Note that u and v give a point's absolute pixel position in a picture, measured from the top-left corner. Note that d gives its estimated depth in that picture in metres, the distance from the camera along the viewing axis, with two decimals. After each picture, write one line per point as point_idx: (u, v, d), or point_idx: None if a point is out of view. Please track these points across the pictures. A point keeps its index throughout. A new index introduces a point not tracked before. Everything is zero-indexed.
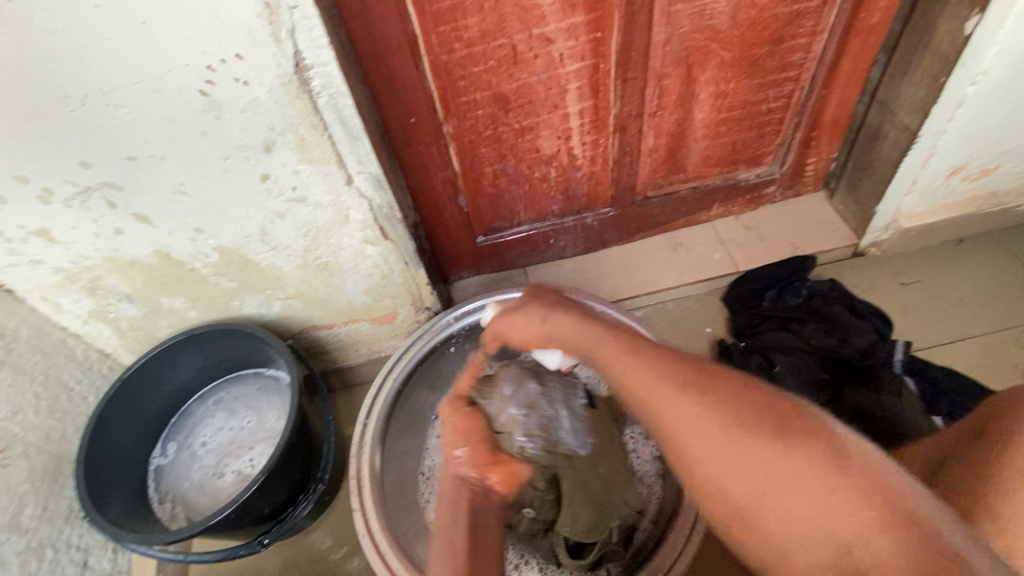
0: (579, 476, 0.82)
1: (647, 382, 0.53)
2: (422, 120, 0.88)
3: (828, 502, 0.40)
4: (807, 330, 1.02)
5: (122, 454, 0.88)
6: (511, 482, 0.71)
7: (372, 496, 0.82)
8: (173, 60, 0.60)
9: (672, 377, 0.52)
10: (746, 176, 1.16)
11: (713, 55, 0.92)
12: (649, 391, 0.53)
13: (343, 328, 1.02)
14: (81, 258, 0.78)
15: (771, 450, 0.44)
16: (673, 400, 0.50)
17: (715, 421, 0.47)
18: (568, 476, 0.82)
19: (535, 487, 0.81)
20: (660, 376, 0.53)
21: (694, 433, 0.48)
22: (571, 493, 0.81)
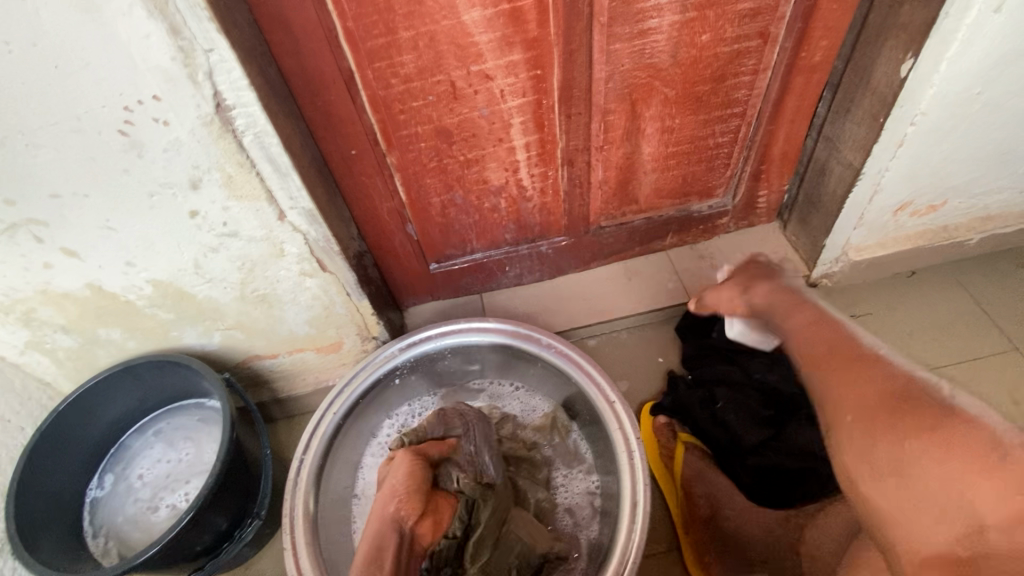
0: (494, 512, 0.85)
1: (819, 361, 0.62)
2: (363, 152, 0.88)
3: (969, 484, 0.48)
4: (750, 364, 1.02)
5: (54, 489, 0.87)
6: (437, 531, 0.80)
7: (304, 537, 0.81)
8: (90, 102, 0.60)
9: (840, 355, 0.61)
10: (699, 208, 1.17)
11: (657, 92, 0.92)
12: (819, 373, 0.61)
13: (288, 357, 1.01)
14: (11, 292, 0.77)
15: (917, 432, 0.52)
16: (838, 381, 0.59)
17: (868, 399, 0.56)
18: (487, 510, 0.85)
19: (450, 535, 0.82)
20: (827, 357, 0.61)
21: (853, 410, 0.57)
22: (488, 528, 0.83)
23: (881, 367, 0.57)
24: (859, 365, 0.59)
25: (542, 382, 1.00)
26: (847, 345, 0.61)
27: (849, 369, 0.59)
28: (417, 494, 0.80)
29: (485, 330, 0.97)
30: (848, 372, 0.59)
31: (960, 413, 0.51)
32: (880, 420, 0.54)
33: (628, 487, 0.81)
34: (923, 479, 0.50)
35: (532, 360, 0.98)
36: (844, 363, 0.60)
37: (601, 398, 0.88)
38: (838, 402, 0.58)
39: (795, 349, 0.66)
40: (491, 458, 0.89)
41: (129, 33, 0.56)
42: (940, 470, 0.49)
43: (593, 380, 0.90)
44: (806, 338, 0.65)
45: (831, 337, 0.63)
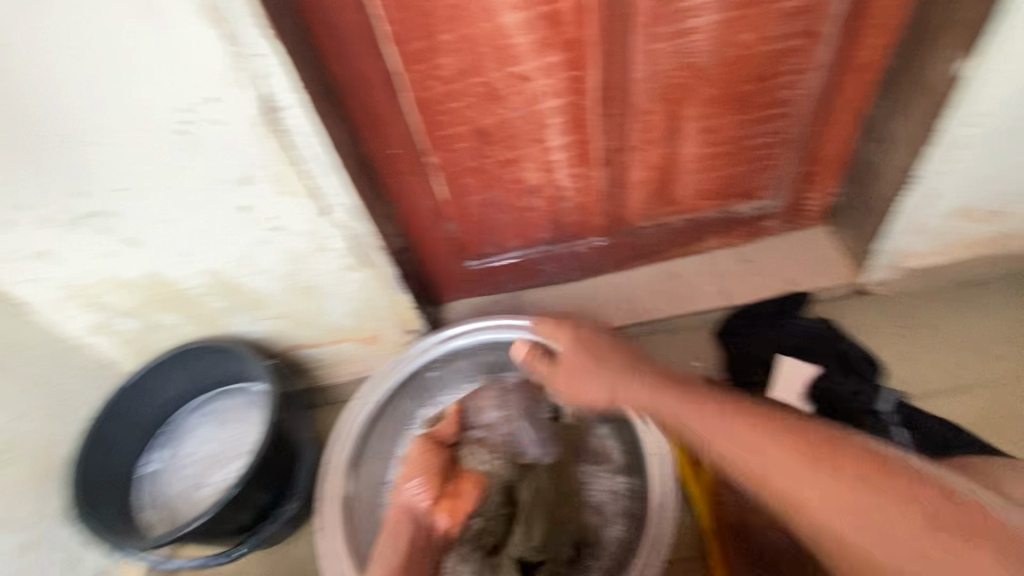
0: (535, 492, 0.85)
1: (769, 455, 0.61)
2: (405, 152, 0.91)
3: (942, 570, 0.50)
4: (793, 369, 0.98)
5: (115, 460, 0.94)
6: (458, 516, 0.77)
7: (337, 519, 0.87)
8: (152, 105, 0.65)
9: (800, 452, 0.59)
10: (742, 210, 1.14)
11: (697, 92, 0.91)
12: (778, 471, 0.60)
13: (330, 347, 1.05)
14: (81, 278, 0.84)
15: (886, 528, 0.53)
16: (801, 472, 0.58)
17: (843, 479, 0.56)
18: (527, 487, 0.86)
19: (490, 501, 0.83)
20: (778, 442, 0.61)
21: (835, 497, 0.55)
22: (529, 505, 0.84)
23: (830, 445, 0.59)
24: (813, 444, 0.60)
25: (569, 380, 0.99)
26: (787, 430, 0.62)
27: (810, 454, 0.59)
28: (436, 476, 0.79)
29: (517, 329, 1.00)
30: (805, 455, 0.59)
31: (936, 501, 0.53)
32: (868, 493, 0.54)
33: (656, 482, 0.85)
34: (918, 552, 0.51)
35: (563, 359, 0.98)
36: (796, 455, 0.59)
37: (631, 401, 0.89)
38: (817, 495, 0.57)
39: (733, 453, 0.64)
40: (533, 437, 0.90)
41: (188, 41, 0.60)
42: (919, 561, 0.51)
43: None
44: (746, 435, 0.64)
45: (764, 426, 0.63)
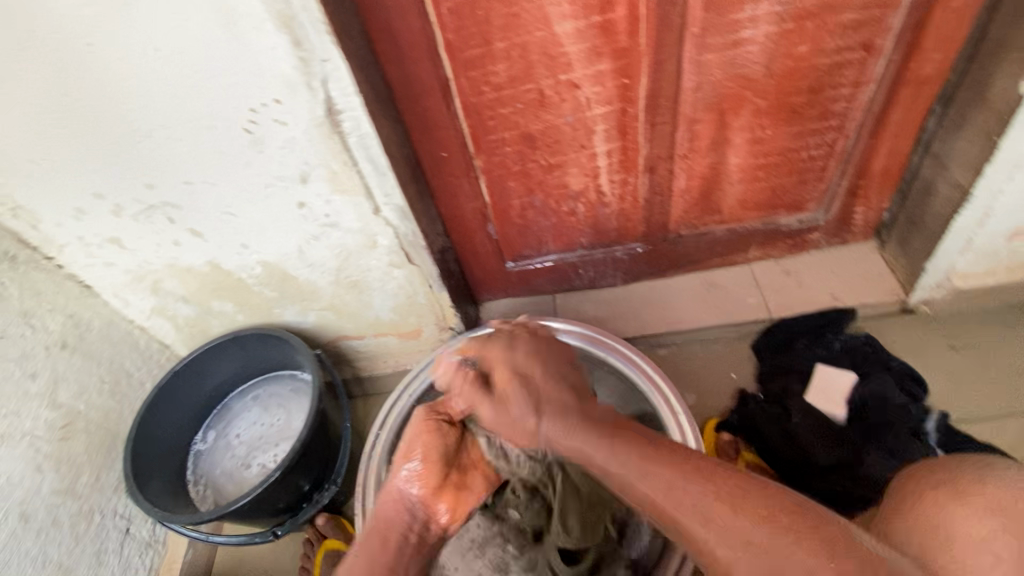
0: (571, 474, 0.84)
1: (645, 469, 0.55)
2: (453, 154, 0.93)
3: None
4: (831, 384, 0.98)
5: (167, 438, 0.99)
6: (456, 511, 0.75)
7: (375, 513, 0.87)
8: (223, 103, 0.68)
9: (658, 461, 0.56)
10: (787, 222, 1.13)
11: (747, 103, 0.91)
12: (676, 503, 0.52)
13: (372, 340, 1.09)
14: (146, 264, 0.89)
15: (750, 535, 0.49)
16: (727, 515, 0.50)
17: (747, 516, 0.49)
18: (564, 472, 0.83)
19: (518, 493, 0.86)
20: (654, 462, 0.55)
21: (735, 539, 0.49)
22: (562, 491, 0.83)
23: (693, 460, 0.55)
24: (703, 474, 0.53)
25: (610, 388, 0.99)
26: (663, 464, 0.55)
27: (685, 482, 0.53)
28: (436, 467, 0.75)
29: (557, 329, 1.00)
30: (697, 477, 0.53)
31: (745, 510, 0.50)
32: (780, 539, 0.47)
33: None
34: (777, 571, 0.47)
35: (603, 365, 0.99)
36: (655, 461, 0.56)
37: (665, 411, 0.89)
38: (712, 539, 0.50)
39: (624, 477, 0.56)
40: None
41: (260, 45, 0.63)
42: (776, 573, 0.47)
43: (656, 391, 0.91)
44: (637, 470, 0.55)
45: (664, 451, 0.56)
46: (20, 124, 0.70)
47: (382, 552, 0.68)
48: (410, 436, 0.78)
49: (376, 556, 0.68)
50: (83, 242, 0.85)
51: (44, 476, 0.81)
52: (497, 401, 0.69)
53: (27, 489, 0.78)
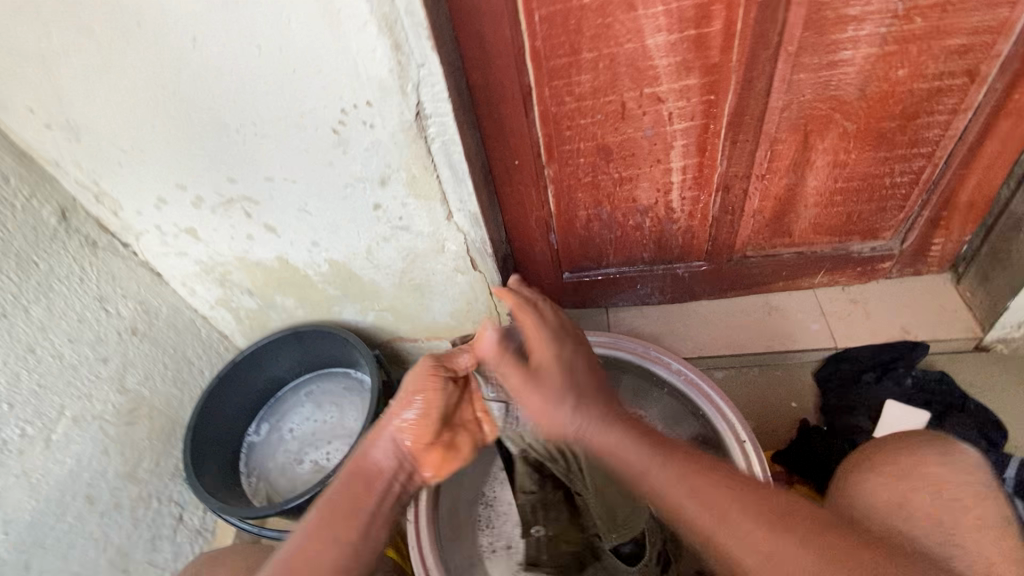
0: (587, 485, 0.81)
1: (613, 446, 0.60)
2: (525, 162, 0.92)
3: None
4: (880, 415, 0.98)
5: (223, 428, 0.99)
6: (443, 468, 0.69)
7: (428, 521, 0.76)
8: (315, 103, 0.68)
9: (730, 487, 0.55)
10: (860, 248, 1.09)
11: (835, 125, 0.87)
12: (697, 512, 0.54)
13: (426, 343, 1.08)
14: (217, 255, 0.90)
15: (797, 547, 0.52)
16: (744, 520, 0.53)
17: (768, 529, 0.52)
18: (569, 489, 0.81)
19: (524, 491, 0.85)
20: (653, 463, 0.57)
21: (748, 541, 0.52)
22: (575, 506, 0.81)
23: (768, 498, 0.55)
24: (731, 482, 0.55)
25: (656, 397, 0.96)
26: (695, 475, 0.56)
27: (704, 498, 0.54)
28: (431, 426, 0.67)
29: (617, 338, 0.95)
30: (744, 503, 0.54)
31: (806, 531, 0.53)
32: (791, 548, 0.51)
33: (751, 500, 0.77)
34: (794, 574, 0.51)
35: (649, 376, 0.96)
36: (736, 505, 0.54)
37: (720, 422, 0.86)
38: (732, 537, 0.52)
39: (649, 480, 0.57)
40: None
41: (360, 47, 0.63)
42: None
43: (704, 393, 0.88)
44: (676, 483, 0.56)
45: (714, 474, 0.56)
46: (116, 113, 0.71)
47: (363, 499, 0.62)
48: (408, 381, 0.69)
49: (359, 501, 0.62)
50: (160, 230, 0.86)
51: (109, 459, 0.82)
52: (519, 386, 0.66)
53: (93, 471, 0.79)
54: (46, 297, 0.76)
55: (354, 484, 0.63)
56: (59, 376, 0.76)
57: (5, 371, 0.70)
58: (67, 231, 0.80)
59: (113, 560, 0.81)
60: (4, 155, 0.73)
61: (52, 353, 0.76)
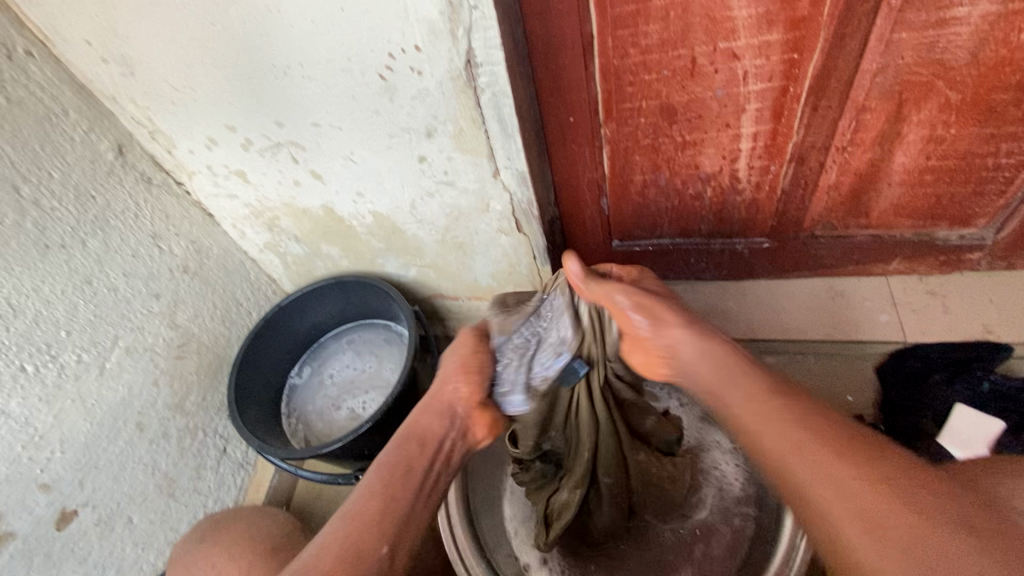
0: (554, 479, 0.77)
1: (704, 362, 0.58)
2: (581, 120, 0.86)
3: (827, 460, 0.46)
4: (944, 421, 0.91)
5: (266, 370, 1.02)
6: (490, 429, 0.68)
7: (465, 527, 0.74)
8: (362, 46, 0.65)
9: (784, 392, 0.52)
10: (945, 236, 0.98)
11: (935, 94, 0.78)
12: (758, 418, 0.51)
13: (467, 302, 1.07)
14: (265, 200, 0.90)
15: (824, 436, 0.48)
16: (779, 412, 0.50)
17: (879, 495, 0.43)
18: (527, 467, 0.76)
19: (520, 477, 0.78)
20: (758, 411, 0.52)
21: (848, 501, 0.44)
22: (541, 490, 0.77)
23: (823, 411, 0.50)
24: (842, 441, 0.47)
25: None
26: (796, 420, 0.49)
27: (802, 447, 0.47)
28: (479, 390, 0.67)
29: None
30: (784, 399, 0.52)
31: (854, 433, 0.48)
32: (806, 428, 0.48)
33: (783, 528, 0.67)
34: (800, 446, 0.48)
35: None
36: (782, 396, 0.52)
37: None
38: (763, 427, 0.50)
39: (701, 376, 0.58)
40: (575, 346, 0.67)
41: None
42: (817, 447, 0.47)
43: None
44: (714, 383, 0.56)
45: (811, 417, 0.49)
46: (168, 50, 0.70)
47: (419, 457, 0.60)
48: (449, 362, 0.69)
49: (412, 459, 0.60)
50: (211, 171, 0.87)
51: (158, 390, 0.86)
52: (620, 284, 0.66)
53: (143, 401, 0.83)
54: (103, 232, 0.78)
55: (405, 447, 0.61)
56: (114, 308, 0.79)
57: (64, 299, 0.73)
58: (123, 166, 0.82)
59: (161, 485, 0.85)
60: (64, 88, 0.74)
61: (108, 287, 0.79)
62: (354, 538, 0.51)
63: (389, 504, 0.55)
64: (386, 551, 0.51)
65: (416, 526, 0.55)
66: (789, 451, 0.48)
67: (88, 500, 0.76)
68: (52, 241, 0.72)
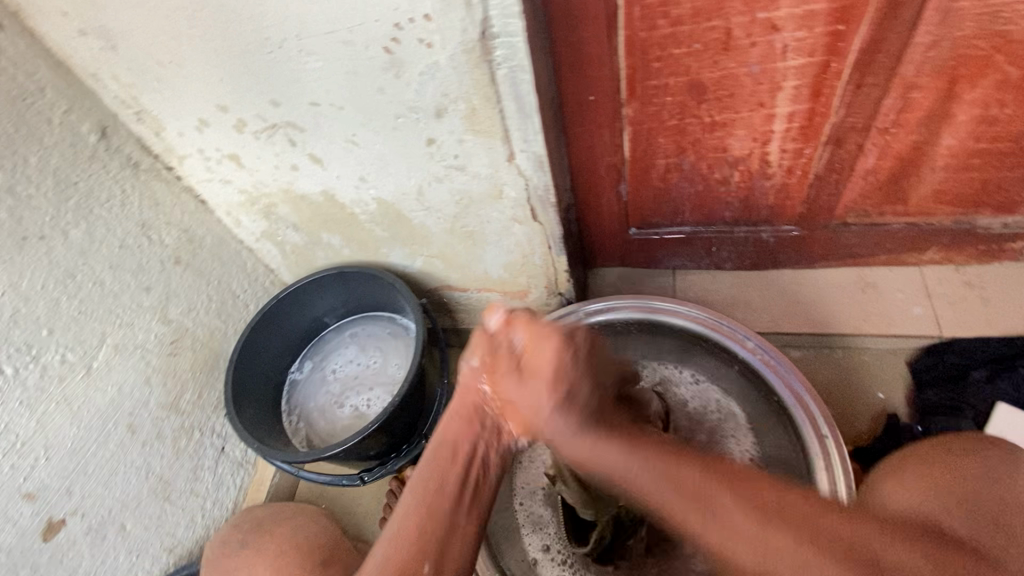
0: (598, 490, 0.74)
1: (595, 449, 0.51)
2: (602, 99, 0.80)
3: (764, 534, 0.43)
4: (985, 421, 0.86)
5: (265, 365, 0.97)
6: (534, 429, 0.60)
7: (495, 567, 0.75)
8: (366, 15, 0.59)
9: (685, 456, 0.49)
10: (988, 224, 0.92)
11: (992, 70, 0.71)
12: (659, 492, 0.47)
13: (475, 294, 1.01)
14: (261, 185, 0.84)
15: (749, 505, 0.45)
16: (689, 480, 0.47)
17: (796, 537, 0.43)
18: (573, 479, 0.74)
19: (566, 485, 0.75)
20: (649, 466, 0.48)
21: (767, 547, 0.43)
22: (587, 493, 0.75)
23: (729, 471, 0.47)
24: (748, 483, 0.46)
25: (659, 353, 0.90)
26: (694, 473, 0.47)
27: (706, 498, 0.46)
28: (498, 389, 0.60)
29: (669, 303, 0.87)
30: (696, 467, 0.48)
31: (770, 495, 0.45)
32: (725, 502, 0.45)
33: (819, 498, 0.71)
34: (733, 526, 0.44)
35: (664, 329, 0.89)
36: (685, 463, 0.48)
37: (790, 399, 0.77)
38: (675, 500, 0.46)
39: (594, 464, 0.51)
40: None
41: None
42: (753, 526, 0.44)
43: (737, 337, 0.83)
44: (599, 455, 0.51)
45: (735, 488, 0.46)
46: (151, 20, 0.64)
47: (452, 468, 0.57)
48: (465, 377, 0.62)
49: (446, 472, 0.56)
50: (203, 155, 0.81)
51: (151, 390, 0.81)
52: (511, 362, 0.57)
53: (135, 401, 0.78)
54: (87, 222, 0.73)
55: (438, 463, 0.57)
56: (100, 304, 0.74)
57: (45, 295, 0.68)
58: (107, 150, 0.76)
59: (156, 488, 0.81)
60: (39, 63, 0.68)
61: (93, 280, 0.73)
62: (399, 559, 0.50)
63: (426, 534, 0.52)
64: (430, 568, 0.50)
65: (464, 537, 0.54)
66: (714, 528, 0.45)
67: (77, 509, 0.71)
68: (30, 232, 0.66)
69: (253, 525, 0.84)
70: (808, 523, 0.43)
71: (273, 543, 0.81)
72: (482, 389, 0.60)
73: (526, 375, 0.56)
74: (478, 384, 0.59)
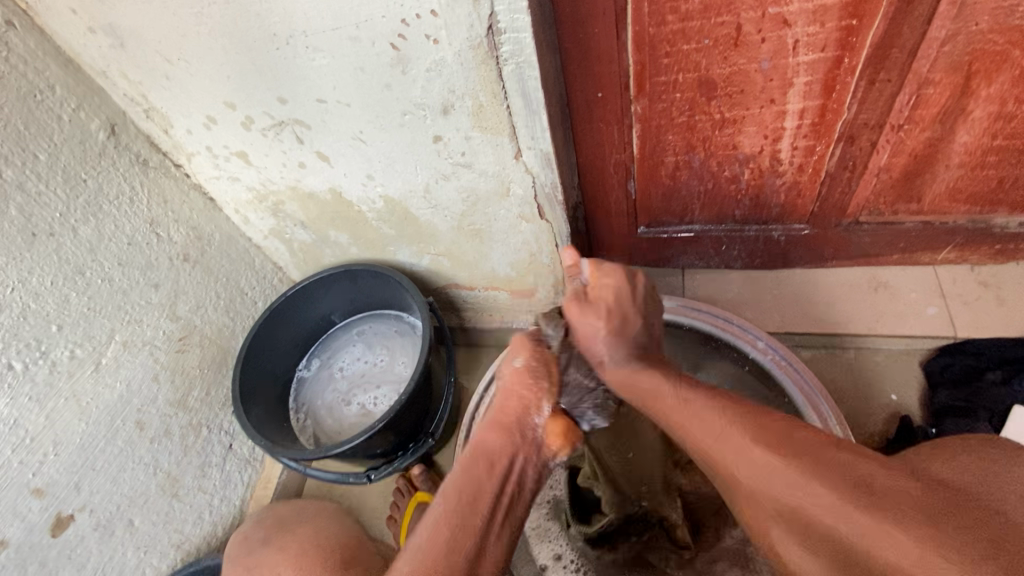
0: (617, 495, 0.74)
1: (685, 424, 0.55)
2: (610, 96, 0.79)
3: (810, 484, 0.45)
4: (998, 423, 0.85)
5: (273, 363, 0.97)
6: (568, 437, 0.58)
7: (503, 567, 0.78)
8: (372, 11, 0.58)
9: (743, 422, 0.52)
10: (1004, 223, 0.91)
11: (1009, 65, 0.70)
12: (732, 460, 0.51)
13: (483, 292, 1.00)
14: (269, 183, 0.84)
15: (794, 463, 0.47)
16: (742, 443, 0.50)
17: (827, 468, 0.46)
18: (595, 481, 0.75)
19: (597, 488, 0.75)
20: (704, 430, 0.53)
21: (810, 493, 0.45)
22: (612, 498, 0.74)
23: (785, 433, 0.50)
24: (794, 441, 0.49)
25: (678, 356, 0.89)
26: (733, 424, 0.52)
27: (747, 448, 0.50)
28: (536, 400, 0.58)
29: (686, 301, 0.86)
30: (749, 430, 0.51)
31: (822, 450, 0.47)
32: (773, 461, 0.48)
33: None
34: (787, 480, 0.46)
35: (674, 329, 0.88)
36: (738, 430, 0.51)
37: (800, 401, 0.76)
38: (745, 468, 0.50)
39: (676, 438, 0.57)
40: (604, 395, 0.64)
41: None
42: (804, 475, 0.46)
43: (747, 337, 0.82)
44: (683, 433, 0.56)
45: (782, 445, 0.48)
46: (158, 17, 0.64)
47: (487, 481, 0.54)
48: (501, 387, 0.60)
49: (480, 485, 0.54)
50: (211, 152, 0.81)
51: (159, 386, 0.81)
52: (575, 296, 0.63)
53: (143, 398, 0.79)
54: (96, 219, 0.73)
55: (470, 482, 0.54)
56: (109, 300, 0.74)
57: (54, 292, 0.68)
58: (116, 147, 0.76)
59: (164, 485, 0.81)
60: (49, 61, 0.68)
61: (102, 277, 0.74)
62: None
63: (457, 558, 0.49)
64: (450, 540, 0.50)
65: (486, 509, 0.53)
66: (780, 490, 0.47)
67: (85, 504, 0.72)
68: (40, 229, 0.67)
69: (275, 522, 0.86)
70: (855, 476, 0.44)
71: (295, 541, 0.83)
72: (516, 402, 0.58)
73: (589, 306, 0.62)
74: (518, 386, 0.58)
